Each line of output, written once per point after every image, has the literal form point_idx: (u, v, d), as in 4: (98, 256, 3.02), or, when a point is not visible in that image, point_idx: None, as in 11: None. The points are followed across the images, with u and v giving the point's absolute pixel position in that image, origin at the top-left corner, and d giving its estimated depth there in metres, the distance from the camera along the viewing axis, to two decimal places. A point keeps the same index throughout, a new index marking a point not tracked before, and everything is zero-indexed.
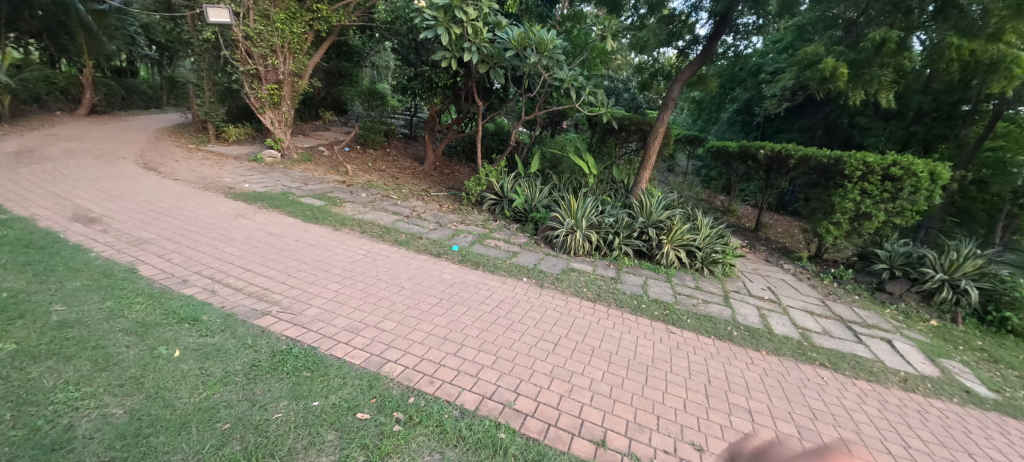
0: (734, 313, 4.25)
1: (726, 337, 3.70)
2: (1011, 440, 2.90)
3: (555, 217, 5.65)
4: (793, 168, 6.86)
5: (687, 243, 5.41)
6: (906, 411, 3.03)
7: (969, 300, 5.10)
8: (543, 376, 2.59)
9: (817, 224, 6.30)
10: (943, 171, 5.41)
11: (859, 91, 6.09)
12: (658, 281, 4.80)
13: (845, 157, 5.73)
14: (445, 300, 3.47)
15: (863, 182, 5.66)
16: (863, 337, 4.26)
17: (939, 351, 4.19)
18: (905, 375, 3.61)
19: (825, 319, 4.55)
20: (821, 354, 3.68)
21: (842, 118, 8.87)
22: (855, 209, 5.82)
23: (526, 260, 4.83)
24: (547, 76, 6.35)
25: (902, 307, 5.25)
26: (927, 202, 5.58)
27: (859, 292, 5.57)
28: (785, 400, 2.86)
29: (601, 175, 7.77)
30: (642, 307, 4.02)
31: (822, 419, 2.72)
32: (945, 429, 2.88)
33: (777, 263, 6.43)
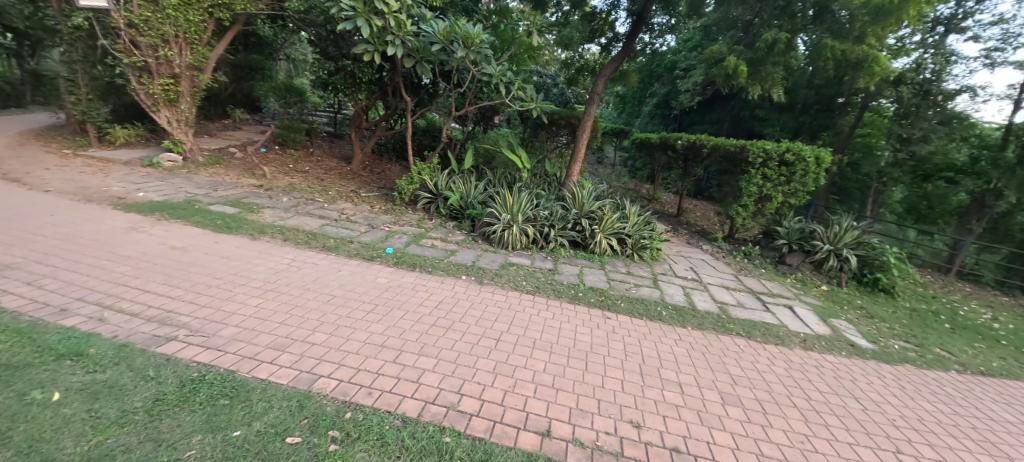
0: (663, 293, 4.57)
1: (656, 317, 3.95)
2: (886, 382, 3.42)
3: (491, 213, 5.65)
4: (706, 157, 7.46)
5: (617, 232, 5.69)
6: (806, 367, 3.45)
7: (849, 266, 5.93)
8: (486, 374, 2.59)
9: (728, 207, 6.92)
10: (825, 156, 6.22)
11: (757, 86, 6.79)
12: (592, 269, 5.00)
13: (749, 146, 6.35)
14: (381, 306, 3.33)
15: (763, 168, 6.32)
16: (770, 305, 4.78)
17: (829, 312, 4.83)
18: (805, 335, 4.11)
19: (739, 292, 5.04)
20: (737, 325, 4.07)
21: (744, 111, 9.77)
22: (759, 193, 6.48)
23: (464, 258, 4.79)
24: (475, 71, 6.28)
25: (800, 276, 5.96)
26: (815, 184, 6.39)
27: (765, 265, 6.24)
28: (709, 370, 3.13)
29: (535, 169, 7.94)
30: (579, 295, 4.17)
31: (741, 384, 3.00)
32: (837, 379, 3.32)
33: (697, 245, 6.98)
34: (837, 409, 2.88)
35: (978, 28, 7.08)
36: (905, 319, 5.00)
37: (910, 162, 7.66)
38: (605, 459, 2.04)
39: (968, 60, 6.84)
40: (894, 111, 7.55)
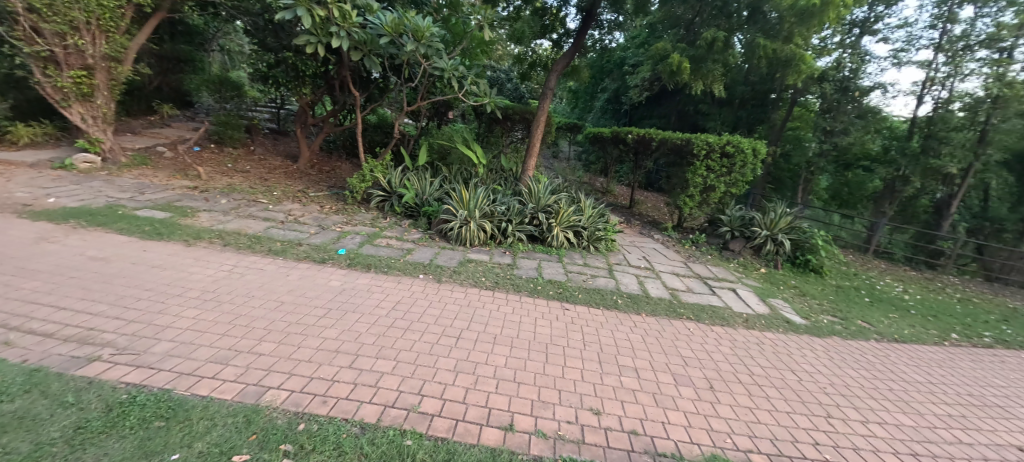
0: (618, 283, 4.72)
1: (612, 306, 4.09)
2: (818, 354, 3.74)
3: (447, 209, 5.57)
4: (655, 150, 7.75)
5: (573, 225, 5.82)
6: (748, 345, 3.70)
7: (784, 249, 6.41)
8: (447, 373, 2.56)
9: (676, 198, 7.25)
10: (761, 147, 6.69)
11: (699, 82, 7.14)
12: (550, 262, 5.08)
13: (694, 139, 6.67)
14: (334, 310, 3.20)
15: (707, 160, 6.68)
16: (716, 288, 5.09)
17: (767, 292, 5.21)
18: (747, 315, 4.41)
19: (688, 278, 5.30)
20: (687, 309, 4.29)
21: (689, 106, 10.23)
22: (703, 183, 6.83)
23: (422, 256, 4.70)
24: (427, 65, 6.14)
25: (742, 261, 6.36)
26: (753, 173, 6.85)
27: (711, 252, 6.61)
28: (663, 354, 3.28)
29: (490, 164, 7.93)
30: (538, 289, 4.22)
31: (691, 365, 3.18)
32: (776, 355, 3.59)
33: (649, 235, 7.26)
34: (776, 382, 3.12)
35: (887, 30, 7.83)
36: (832, 295, 5.49)
37: (833, 152, 8.37)
38: (567, 447, 2.09)
39: (879, 60, 7.56)
40: (818, 106, 8.21)
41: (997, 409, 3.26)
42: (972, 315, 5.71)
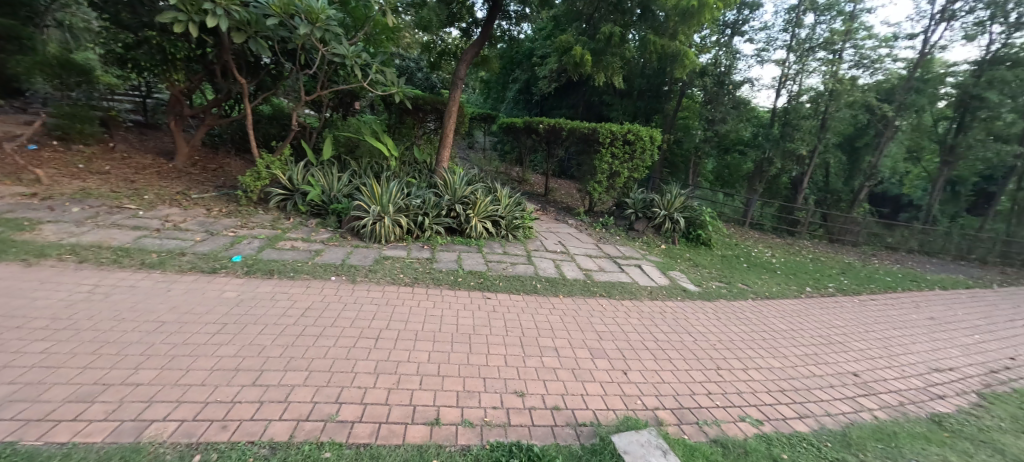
0: (536, 268, 4.89)
1: (532, 290, 4.23)
2: (709, 317, 4.25)
3: (358, 205, 5.27)
4: (565, 139, 8.07)
5: (491, 215, 5.87)
6: (653, 315, 4.09)
7: (680, 226, 7.15)
8: (367, 376, 2.46)
9: (586, 184, 7.64)
10: (657, 135, 7.34)
11: (601, 74, 7.58)
12: (470, 253, 5.08)
13: (599, 128, 7.07)
14: (231, 325, 2.87)
15: (612, 147, 7.14)
16: (624, 266, 5.52)
17: (667, 266, 5.78)
18: (651, 288, 4.87)
19: (600, 259, 5.66)
20: (600, 287, 4.61)
21: (594, 97, 10.75)
22: (609, 170, 7.30)
23: (332, 257, 4.40)
24: (325, 50, 5.68)
25: (645, 239, 6.98)
26: (651, 159, 7.50)
27: (619, 233, 7.12)
28: (580, 331, 3.48)
29: (403, 157, 7.65)
30: (459, 280, 4.21)
31: (605, 338, 3.43)
32: (676, 321, 4.01)
33: (563, 220, 7.59)
34: (676, 344, 3.50)
35: (752, 32, 8.97)
36: (719, 264, 6.26)
37: (715, 138, 9.46)
38: (494, 431, 2.14)
39: (747, 58, 8.66)
40: (701, 97, 9.20)
41: (839, 345, 4.02)
42: (821, 271, 6.91)
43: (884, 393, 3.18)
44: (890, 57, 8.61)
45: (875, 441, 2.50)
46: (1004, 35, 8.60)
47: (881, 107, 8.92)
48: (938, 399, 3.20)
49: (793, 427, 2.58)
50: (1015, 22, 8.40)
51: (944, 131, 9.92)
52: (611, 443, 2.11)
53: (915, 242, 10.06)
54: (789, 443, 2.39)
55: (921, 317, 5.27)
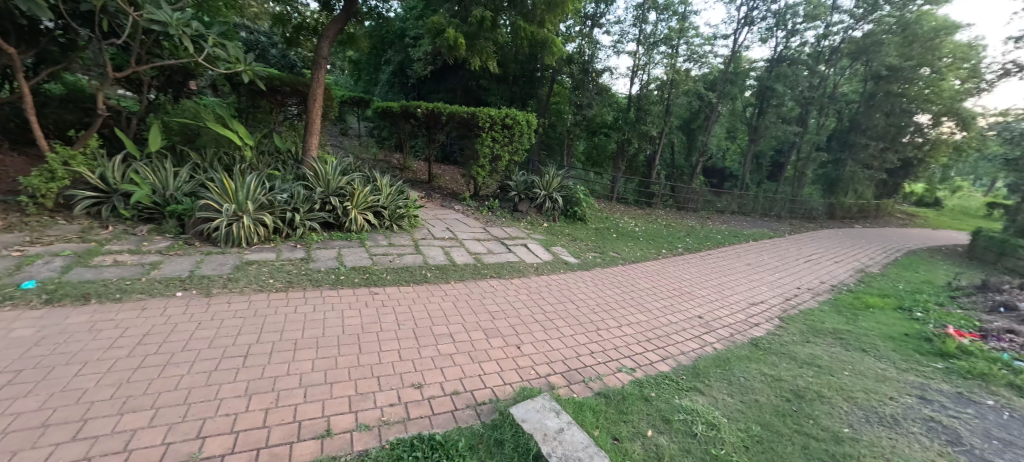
0: (425, 257, 4.78)
1: (422, 280, 4.14)
2: (589, 285, 4.68)
3: (206, 205, 4.47)
4: (445, 124, 7.92)
5: (372, 206, 5.54)
6: (540, 290, 4.34)
7: (559, 205, 7.67)
8: (236, 399, 2.15)
9: (470, 168, 7.64)
10: (533, 119, 7.68)
11: (476, 58, 7.60)
12: (351, 248, 4.73)
13: (477, 112, 7.08)
14: (31, 371, 2.24)
15: (491, 132, 7.25)
16: (512, 246, 5.73)
17: (550, 243, 6.17)
18: (537, 264, 5.15)
19: (488, 242, 5.78)
20: (490, 269, 4.72)
21: (471, 81, 10.70)
22: (491, 153, 7.42)
23: (175, 269, 3.68)
24: (137, 16, 4.57)
25: (529, 219, 7.33)
26: (529, 142, 7.83)
27: (505, 215, 7.34)
28: (473, 314, 3.53)
29: (260, 146, 6.71)
30: (341, 279, 3.90)
31: (498, 318, 3.53)
32: (560, 293, 4.32)
33: (449, 206, 7.52)
34: (562, 314, 3.79)
35: (608, 25, 9.83)
36: (594, 237, 6.90)
37: (584, 122, 10.26)
38: (393, 429, 2.07)
39: (606, 48, 9.49)
40: (569, 83, 9.85)
41: (689, 295, 4.80)
42: (673, 235, 8.09)
43: (722, 328, 3.91)
44: (712, 53, 10.28)
45: (717, 368, 3.07)
46: (786, 39, 10.91)
47: (708, 95, 10.65)
48: (757, 327, 4.06)
49: (658, 369, 3.01)
50: (791, 29, 10.71)
51: (751, 114, 12.29)
52: (509, 415, 2.20)
53: (736, 205, 12.42)
54: (656, 383, 2.79)
55: (742, 264, 6.58)
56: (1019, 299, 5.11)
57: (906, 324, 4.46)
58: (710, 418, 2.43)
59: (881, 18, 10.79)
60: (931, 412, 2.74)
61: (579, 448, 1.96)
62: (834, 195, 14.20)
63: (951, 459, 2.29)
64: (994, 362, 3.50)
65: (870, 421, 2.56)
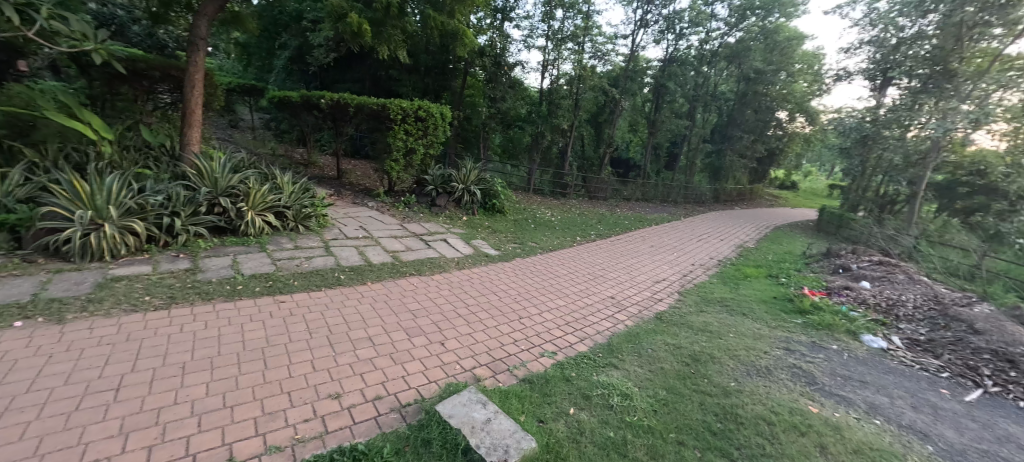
0: (337, 259, 4.48)
1: (336, 283, 3.87)
2: (510, 276, 4.78)
3: (52, 212, 3.69)
4: (353, 115, 7.44)
5: (272, 206, 5.04)
6: (462, 284, 4.32)
7: (477, 198, 7.70)
8: (107, 441, 1.83)
9: (382, 163, 7.28)
10: (447, 111, 7.55)
11: (384, 47, 7.25)
12: (249, 254, 4.26)
13: (388, 104, 6.75)
14: None
15: (404, 124, 6.98)
16: (431, 242, 5.61)
17: (470, 236, 6.16)
18: (458, 258, 5.12)
19: (406, 238, 5.60)
20: (410, 266, 4.57)
21: (379, 71, 10.10)
22: (405, 147, 7.14)
23: (10, 295, 3.00)
24: None
25: (448, 214, 7.23)
26: (443, 135, 7.71)
27: (423, 210, 7.14)
28: (393, 315, 3.40)
29: (123, 140, 5.71)
30: (239, 289, 3.50)
31: (419, 316, 3.44)
32: (482, 285, 4.35)
33: (362, 204, 7.11)
34: (485, 307, 3.81)
35: (518, 19, 9.97)
36: (513, 228, 7.03)
37: (498, 115, 10.34)
38: (309, 446, 1.93)
39: (517, 42, 9.61)
40: (482, 76, 9.87)
41: (602, 278, 5.13)
42: (586, 223, 8.54)
43: (632, 306, 4.25)
44: (614, 51, 10.96)
45: (628, 343, 3.33)
46: (676, 41, 12.03)
47: (612, 91, 11.37)
48: (661, 302, 4.48)
49: (577, 350, 3.18)
50: (679, 33, 11.84)
51: (649, 109, 13.39)
52: (436, 413, 2.16)
53: (640, 193, 13.51)
54: (576, 363, 2.94)
55: (646, 247, 7.19)
56: (852, 261, 6.31)
57: (775, 289, 5.25)
58: (624, 389, 2.64)
59: (749, 27, 12.29)
60: (795, 360, 3.27)
61: (507, 435, 2.01)
62: (718, 182, 16.10)
63: (811, 397, 2.75)
64: (837, 314, 4.28)
65: (751, 374, 2.98)
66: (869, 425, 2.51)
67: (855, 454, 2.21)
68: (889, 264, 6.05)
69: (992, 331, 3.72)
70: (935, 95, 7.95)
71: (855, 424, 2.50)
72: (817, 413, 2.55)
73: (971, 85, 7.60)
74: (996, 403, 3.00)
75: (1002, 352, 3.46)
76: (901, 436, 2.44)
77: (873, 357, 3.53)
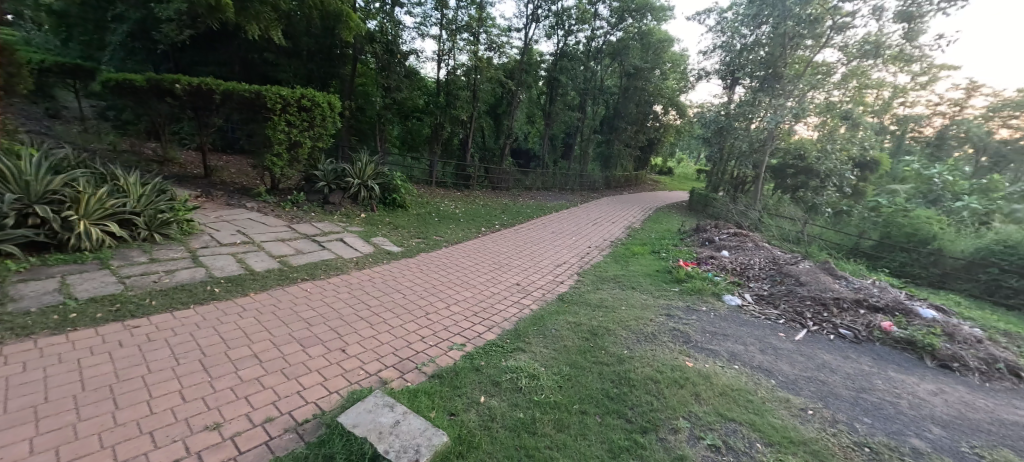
0: (209, 270, 3.90)
1: (209, 297, 3.38)
2: (414, 272, 4.64)
3: None
4: (219, 104, 6.48)
5: (115, 212, 4.20)
6: (363, 285, 4.08)
7: (375, 193, 7.34)
8: None
9: (261, 158, 6.48)
10: (335, 101, 6.99)
11: (253, 26, 6.41)
12: (87, 273, 3.50)
13: (263, 91, 6.00)
14: None
15: (285, 114, 6.27)
16: (325, 242, 5.20)
17: (370, 233, 5.85)
18: (357, 258, 4.82)
19: (295, 241, 5.11)
20: (300, 271, 4.18)
21: (251, 54, 8.91)
22: (287, 139, 6.45)
23: None
24: None
25: (344, 211, 6.75)
26: (332, 126, 7.13)
27: (314, 209, 6.58)
28: (283, 326, 3.08)
29: None
30: (73, 317, 2.86)
31: (315, 324, 3.17)
32: (385, 284, 4.15)
33: (239, 205, 6.29)
34: (389, 306, 3.66)
35: (409, 6, 9.58)
36: (416, 223, 6.85)
37: (394, 105, 9.88)
38: None
39: (409, 29, 9.23)
40: (374, 64, 9.33)
41: (508, 266, 5.26)
42: (490, 214, 8.67)
43: (536, 291, 4.44)
44: (509, 44, 11.16)
45: (533, 326, 3.48)
46: (565, 37, 12.67)
47: (508, 83, 11.58)
48: (563, 284, 4.75)
49: (485, 340, 3.22)
50: (568, 29, 12.48)
51: (544, 102, 13.95)
52: (339, 426, 2.02)
53: (540, 182, 14.08)
54: (484, 353, 2.98)
55: (548, 233, 7.54)
56: (714, 235, 7.37)
57: (657, 262, 5.92)
58: (531, 370, 2.75)
59: (627, 27, 13.40)
60: (675, 324, 3.73)
61: (417, 434, 1.97)
62: (608, 169, 17.47)
63: (688, 354, 3.16)
64: (705, 280, 4.97)
65: (640, 341, 3.32)
66: (730, 370, 2.99)
67: (722, 397, 2.60)
68: (740, 235, 7.21)
69: (811, 282, 4.66)
70: (768, 93, 9.58)
71: (720, 371, 2.94)
72: (692, 366, 2.95)
73: (792, 85, 9.32)
74: (815, 338, 3.77)
75: (818, 298, 4.35)
76: (753, 376, 2.94)
77: (732, 312, 4.21)
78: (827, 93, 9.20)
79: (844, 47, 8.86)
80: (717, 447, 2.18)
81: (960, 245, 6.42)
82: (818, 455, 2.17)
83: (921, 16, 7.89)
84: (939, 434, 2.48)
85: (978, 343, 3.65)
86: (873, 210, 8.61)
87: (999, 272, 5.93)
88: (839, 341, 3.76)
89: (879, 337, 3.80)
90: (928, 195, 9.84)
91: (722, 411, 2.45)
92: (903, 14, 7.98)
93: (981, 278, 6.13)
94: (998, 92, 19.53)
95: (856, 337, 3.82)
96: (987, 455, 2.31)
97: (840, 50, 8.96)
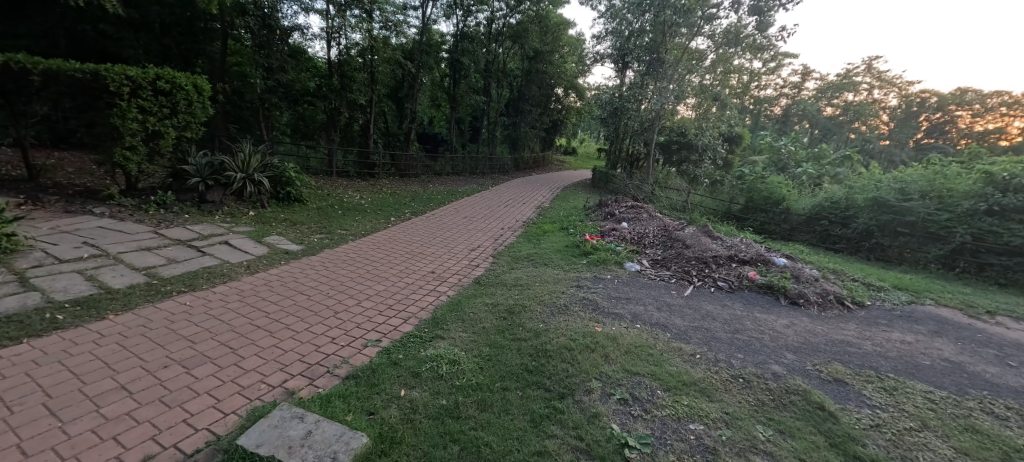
0: (47, 293, 3.19)
1: (52, 326, 2.78)
2: (318, 270, 4.29)
3: None
4: (41, 88, 5.22)
5: None
6: (256, 291, 3.66)
7: (264, 187, 6.60)
8: None
9: (109, 152, 5.40)
10: (202, 83, 6.04)
11: None
12: None
13: (102, 71, 4.96)
14: None
15: (136, 98, 5.27)
16: (205, 247, 4.55)
17: (262, 233, 5.27)
18: (247, 262, 4.31)
19: (165, 249, 4.39)
20: (176, 283, 3.62)
21: (80, 26, 7.27)
22: (143, 129, 5.45)
23: None
24: None
25: (227, 210, 5.98)
26: (202, 113, 6.18)
27: (187, 209, 5.71)
28: (158, 348, 2.66)
29: None
30: None
31: (199, 341, 2.78)
32: (283, 288, 3.77)
33: (83, 211, 5.20)
34: (292, 310, 3.35)
35: None
36: (317, 217, 6.33)
37: (279, 88, 8.87)
38: None
39: (290, 2, 8.29)
40: (250, 41, 8.22)
41: (421, 255, 5.13)
42: (399, 202, 8.34)
43: (452, 277, 4.40)
44: (405, 23, 10.63)
45: (451, 313, 3.45)
46: (464, 19, 12.42)
47: (408, 64, 11.09)
48: (479, 268, 4.77)
49: (401, 333, 3.12)
50: (466, 11, 12.23)
51: (448, 84, 13.61)
52: (238, 448, 1.82)
53: (449, 167, 13.90)
54: (402, 346, 2.89)
55: (461, 218, 7.49)
56: (614, 208, 7.96)
57: (566, 238, 6.24)
58: (451, 356, 2.74)
59: (525, 11, 13.53)
60: (584, 293, 3.99)
61: (333, 441, 1.86)
62: (516, 151, 17.76)
63: (596, 320, 3.40)
64: (609, 251, 5.37)
65: (554, 313, 3.48)
66: (634, 330, 3.29)
67: (627, 354, 2.86)
68: (636, 207, 7.89)
69: (695, 244, 5.27)
70: (653, 76, 10.43)
71: (625, 332, 3.23)
72: (601, 331, 3.19)
73: (673, 70, 10.25)
74: (700, 292, 4.31)
75: (700, 257, 4.97)
76: (652, 333, 3.26)
77: (632, 277, 4.62)
78: (700, 77, 10.42)
79: (711, 36, 9.97)
80: (626, 400, 2.41)
81: (803, 204, 7.77)
82: (705, 392, 2.51)
83: (768, 10, 9.15)
84: (792, 358, 3.01)
85: (816, 281, 4.49)
86: (739, 178, 9.99)
87: (828, 223, 7.32)
88: (717, 292, 4.36)
89: (747, 285, 4.47)
90: (778, 163, 11.69)
91: (628, 368, 2.70)
92: (755, 7, 9.19)
93: (815, 229, 7.51)
94: (824, 76, 23.87)
95: (730, 287, 4.45)
96: (824, 369, 2.88)
97: (709, 38, 10.05)
